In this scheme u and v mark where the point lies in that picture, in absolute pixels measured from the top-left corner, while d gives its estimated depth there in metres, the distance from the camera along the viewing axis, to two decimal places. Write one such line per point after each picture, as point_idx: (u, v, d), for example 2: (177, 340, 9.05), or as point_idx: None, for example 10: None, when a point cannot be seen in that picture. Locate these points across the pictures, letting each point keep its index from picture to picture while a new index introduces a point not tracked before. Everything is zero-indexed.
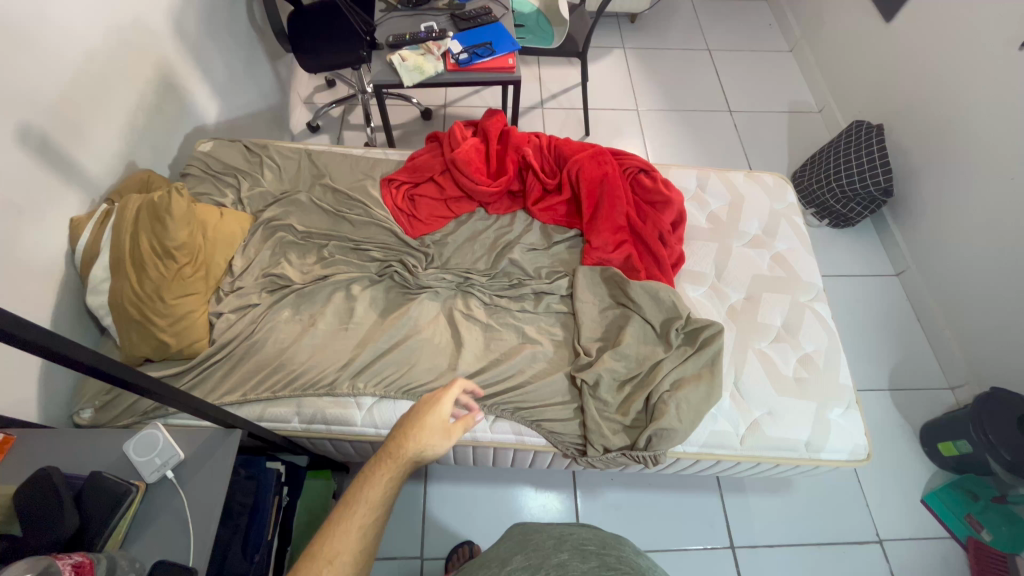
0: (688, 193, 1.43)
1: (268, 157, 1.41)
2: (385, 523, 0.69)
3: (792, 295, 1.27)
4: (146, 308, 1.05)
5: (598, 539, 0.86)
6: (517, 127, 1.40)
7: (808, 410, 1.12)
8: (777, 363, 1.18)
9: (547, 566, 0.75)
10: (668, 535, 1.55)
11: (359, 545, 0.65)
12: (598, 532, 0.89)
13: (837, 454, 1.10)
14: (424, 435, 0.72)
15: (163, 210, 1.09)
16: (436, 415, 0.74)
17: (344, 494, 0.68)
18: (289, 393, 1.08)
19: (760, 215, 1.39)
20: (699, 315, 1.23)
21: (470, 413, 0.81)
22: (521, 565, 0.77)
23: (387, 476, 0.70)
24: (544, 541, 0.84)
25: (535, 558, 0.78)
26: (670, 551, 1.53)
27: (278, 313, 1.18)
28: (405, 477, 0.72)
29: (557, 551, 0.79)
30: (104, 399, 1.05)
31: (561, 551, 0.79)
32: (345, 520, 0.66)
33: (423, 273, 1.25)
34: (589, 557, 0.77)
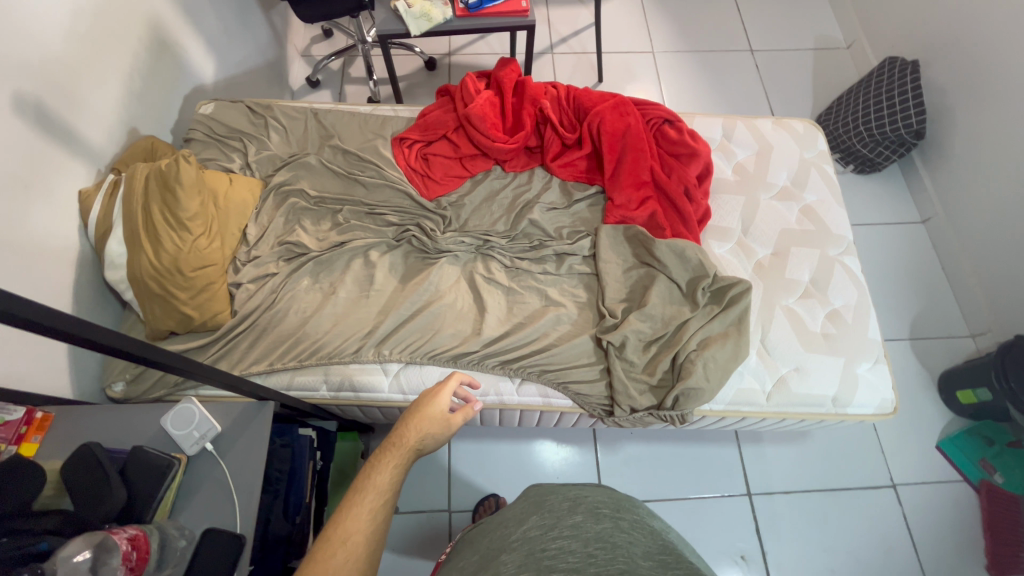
0: (713, 143, 1.36)
1: (273, 118, 1.34)
2: (393, 509, 0.76)
3: (822, 250, 1.23)
4: (165, 281, 1.04)
5: (611, 501, 0.85)
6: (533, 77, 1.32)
7: (836, 366, 1.11)
8: (804, 319, 1.16)
9: (561, 527, 0.74)
10: (686, 485, 1.60)
11: (371, 525, 0.72)
12: (612, 493, 0.89)
13: (863, 409, 1.10)
14: (421, 425, 0.86)
15: (173, 179, 1.06)
16: (433, 407, 0.88)
17: (353, 484, 0.76)
18: (316, 361, 1.08)
19: (789, 164, 1.33)
20: (726, 272, 1.20)
21: (467, 404, 0.96)
22: (535, 526, 0.76)
23: (390, 464, 0.80)
24: (558, 503, 0.82)
25: (549, 519, 0.77)
26: (688, 499, 1.58)
27: (298, 282, 1.17)
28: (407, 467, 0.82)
29: (570, 513, 0.78)
30: (134, 373, 1.05)
31: (575, 513, 0.78)
32: (354, 505, 0.73)
33: (442, 237, 1.22)
34: (603, 519, 0.76)
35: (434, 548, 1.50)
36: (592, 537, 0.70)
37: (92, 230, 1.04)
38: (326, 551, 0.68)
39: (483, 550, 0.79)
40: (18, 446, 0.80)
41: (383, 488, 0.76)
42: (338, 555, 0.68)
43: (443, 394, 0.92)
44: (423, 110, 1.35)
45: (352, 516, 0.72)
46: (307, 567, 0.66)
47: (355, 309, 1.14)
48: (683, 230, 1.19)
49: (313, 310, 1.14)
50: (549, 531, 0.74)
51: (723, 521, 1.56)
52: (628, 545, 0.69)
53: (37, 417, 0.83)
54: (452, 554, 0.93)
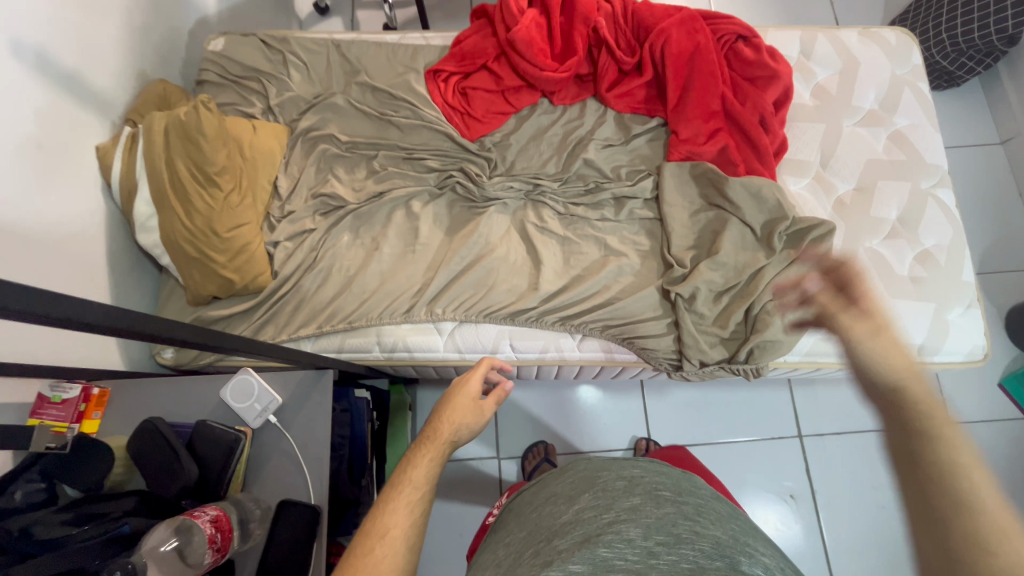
0: (789, 61, 1.19)
1: (290, 52, 1.20)
2: (432, 502, 0.71)
3: (913, 183, 1.10)
4: (201, 243, 0.97)
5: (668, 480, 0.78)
6: None
7: (924, 312, 1.02)
8: (890, 262, 1.06)
9: (617, 510, 0.69)
10: (736, 428, 1.57)
11: (410, 519, 0.67)
12: (663, 470, 0.82)
13: (951, 356, 1.03)
14: (453, 415, 0.81)
15: (194, 129, 0.96)
16: (463, 396, 0.84)
17: (388, 480, 0.72)
18: (365, 323, 1.03)
19: (877, 83, 1.16)
20: (803, 212, 1.09)
21: (500, 388, 0.91)
22: (589, 505, 0.72)
23: (425, 457, 0.75)
24: (613, 481, 0.76)
25: (604, 498, 0.72)
26: (738, 442, 1.56)
27: (338, 240, 1.09)
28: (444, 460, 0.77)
29: (628, 494, 0.73)
30: None
31: (633, 494, 0.73)
32: (392, 499, 0.69)
33: (489, 182, 1.10)
34: (664, 502, 0.71)
35: (486, 493, 1.53)
36: (652, 525, 0.66)
37: (116, 190, 0.96)
38: (365, 547, 0.64)
39: (533, 524, 0.75)
40: (80, 425, 0.77)
41: (420, 482, 0.71)
42: (378, 549, 0.63)
43: (471, 379, 0.87)
44: (458, 35, 1.19)
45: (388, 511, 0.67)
46: (346, 562, 0.62)
47: (401, 266, 1.08)
48: (758, 166, 1.06)
49: (357, 268, 1.07)
50: (604, 513, 0.69)
51: (772, 462, 1.55)
52: (694, 540, 0.64)
53: (94, 394, 0.79)
54: (495, 529, 0.90)
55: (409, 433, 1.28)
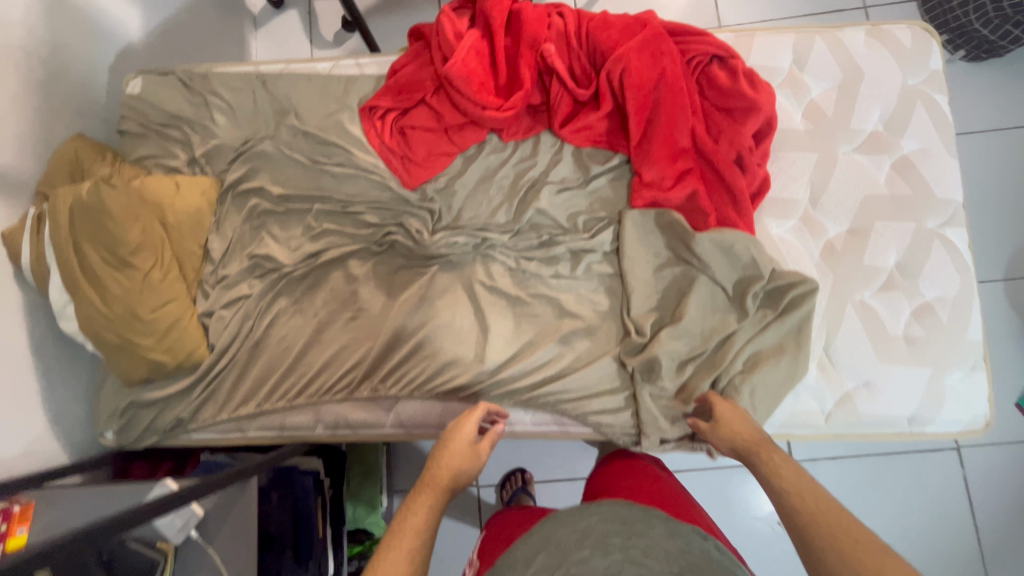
0: (779, 74, 1.01)
1: (211, 93, 1.08)
2: (433, 555, 0.64)
3: (918, 222, 0.95)
4: (122, 329, 0.91)
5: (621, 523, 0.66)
6: (531, 4, 0.97)
7: (918, 378, 0.91)
8: (884, 320, 0.93)
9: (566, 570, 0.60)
10: None
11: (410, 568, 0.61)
12: (619, 515, 0.69)
13: (946, 426, 0.92)
14: (452, 457, 0.76)
15: (100, 210, 0.88)
16: (459, 438, 0.79)
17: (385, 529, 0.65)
18: (305, 400, 0.98)
19: (885, 99, 0.98)
20: (784, 262, 0.96)
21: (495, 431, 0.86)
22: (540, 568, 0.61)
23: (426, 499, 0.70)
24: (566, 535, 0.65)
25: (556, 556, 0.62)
26: None
27: (275, 305, 1.03)
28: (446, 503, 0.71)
29: (578, 547, 0.62)
30: (121, 422, 0.99)
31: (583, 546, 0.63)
32: (390, 547, 0.62)
33: (431, 240, 1.00)
34: (612, 550, 0.62)
35: (465, 521, 1.53)
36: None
37: (30, 275, 0.91)
38: None
39: None
40: None
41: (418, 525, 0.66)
42: None
43: (466, 422, 0.82)
44: (395, 64, 1.05)
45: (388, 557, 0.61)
46: None
47: (340, 332, 1.01)
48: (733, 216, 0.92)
49: (296, 337, 1.01)
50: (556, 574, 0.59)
51: None
52: None
53: None
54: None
55: (380, 477, 1.26)
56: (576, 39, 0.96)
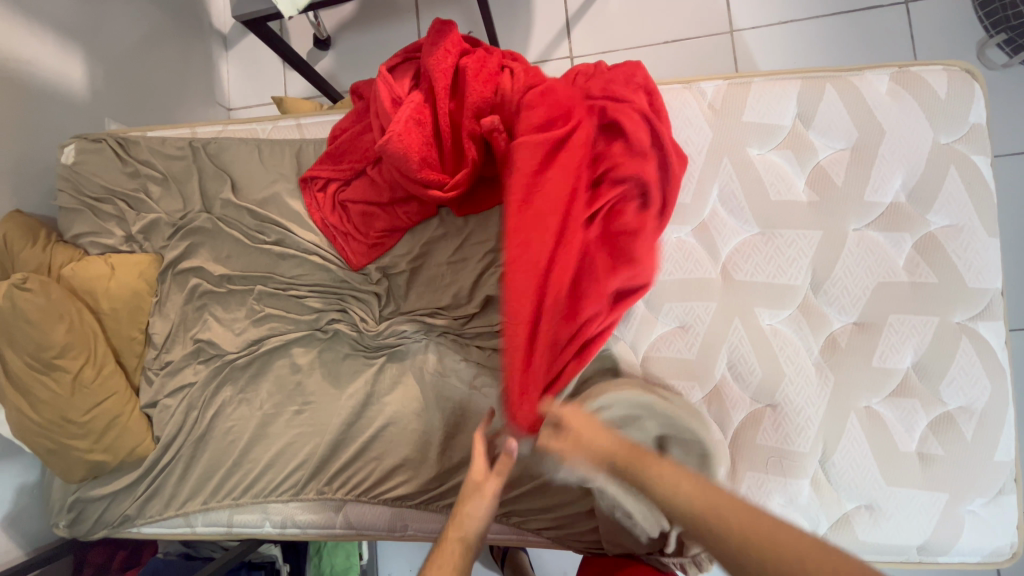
0: (779, 133, 0.84)
1: (147, 162, 1.00)
2: None
3: (941, 316, 0.79)
4: (56, 434, 0.87)
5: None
6: (478, 64, 0.84)
7: (932, 502, 0.78)
8: (893, 432, 0.79)
9: None
10: None
11: None
12: None
13: (964, 556, 0.79)
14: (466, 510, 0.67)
15: (19, 315, 0.84)
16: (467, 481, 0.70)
17: None
18: (250, 500, 0.93)
19: (909, 164, 0.81)
20: (777, 362, 0.82)
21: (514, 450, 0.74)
22: None
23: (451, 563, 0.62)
24: None
25: None
26: None
27: (218, 397, 0.96)
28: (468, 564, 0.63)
29: None
30: (70, 516, 0.95)
31: None
32: None
33: (377, 329, 0.92)
34: None
35: None
36: None
37: None
38: None
39: None
40: None
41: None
42: None
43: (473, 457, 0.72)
44: (335, 129, 0.94)
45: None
46: None
47: (285, 425, 0.94)
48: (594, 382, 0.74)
49: (241, 430, 0.95)
50: None
51: None
52: None
53: None
54: None
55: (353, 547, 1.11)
56: (527, 109, 0.80)
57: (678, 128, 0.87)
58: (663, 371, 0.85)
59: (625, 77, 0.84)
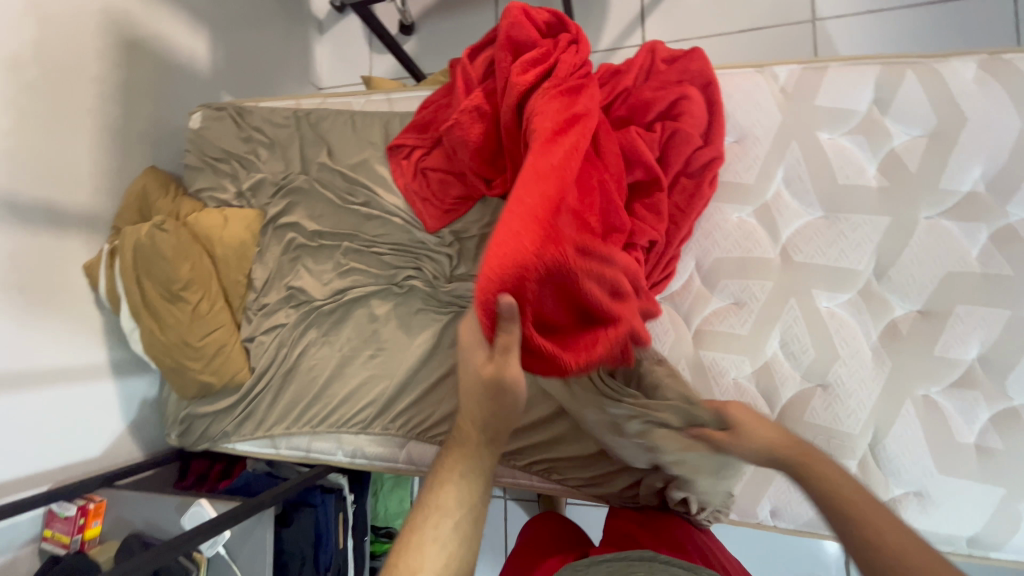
0: (852, 118, 0.85)
1: (258, 129, 1.14)
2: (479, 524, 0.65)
3: (1015, 310, 0.77)
4: (177, 355, 1.03)
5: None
6: (531, 54, 0.88)
7: (987, 497, 0.77)
8: (950, 423, 0.79)
9: None
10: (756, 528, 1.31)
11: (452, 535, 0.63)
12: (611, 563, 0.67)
13: (1018, 556, 0.77)
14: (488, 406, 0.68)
15: (154, 252, 0.99)
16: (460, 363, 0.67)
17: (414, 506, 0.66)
18: (326, 430, 1.05)
19: (992, 153, 0.79)
20: (831, 344, 0.83)
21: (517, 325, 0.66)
22: None
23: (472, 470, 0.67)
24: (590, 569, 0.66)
25: None
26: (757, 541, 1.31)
27: (306, 337, 1.09)
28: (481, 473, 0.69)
29: None
30: (182, 427, 1.12)
31: None
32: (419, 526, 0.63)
33: (445, 288, 1.02)
34: None
35: None
36: None
37: (106, 300, 1.04)
38: None
39: None
40: (84, 533, 0.93)
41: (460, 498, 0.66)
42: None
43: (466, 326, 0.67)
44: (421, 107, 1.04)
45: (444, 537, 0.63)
46: None
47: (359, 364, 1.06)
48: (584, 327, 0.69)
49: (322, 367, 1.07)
50: None
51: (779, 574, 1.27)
52: None
53: (90, 506, 0.94)
54: None
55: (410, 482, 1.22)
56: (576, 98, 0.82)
57: (747, 111, 0.89)
58: (714, 344, 0.88)
59: (680, 69, 0.89)
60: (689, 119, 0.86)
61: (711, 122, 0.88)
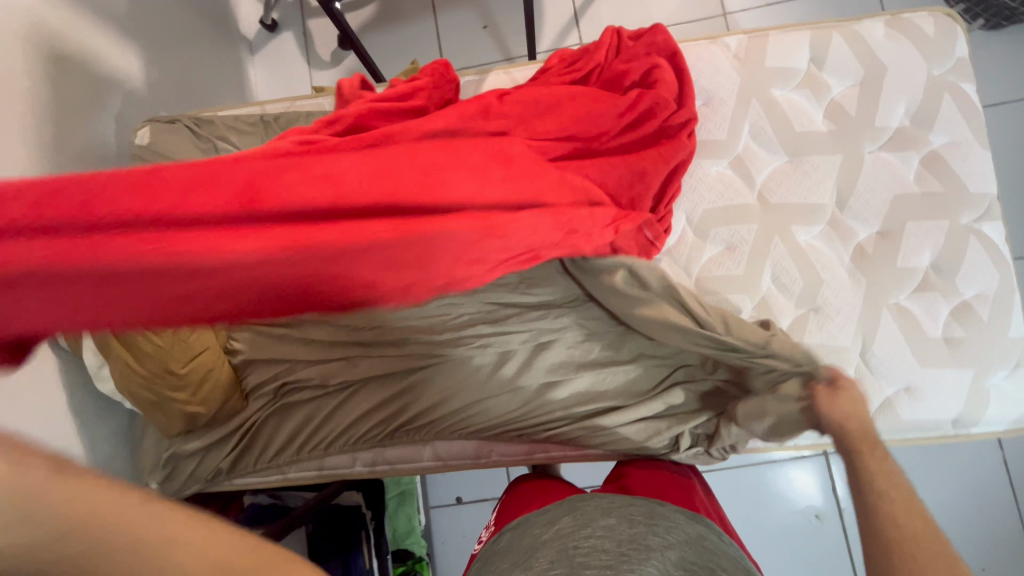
0: (796, 75, 0.97)
1: (221, 138, 1.08)
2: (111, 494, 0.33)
3: (952, 219, 0.92)
4: (159, 386, 0.91)
5: (579, 518, 0.70)
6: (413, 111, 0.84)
7: (960, 380, 0.89)
8: (921, 322, 0.91)
9: (595, 527, 0.68)
10: (750, 468, 1.41)
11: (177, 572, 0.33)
12: (610, 499, 0.75)
13: (991, 426, 0.90)
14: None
15: None
16: None
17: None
18: (339, 447, 0.99)
19: (911, 93, 0.94)
20: (815, 271, 0.93)
21: None
22: (564, 528, 0.69)
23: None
24: (589, 504, 0.73)
25: (578, 519, 0.70)
26: (750, 477, 1.41)
27: (301, 356, 1.00)
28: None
29: (602, 515, 0.70)
30: (164, 472, 1.00)
31: (608, 514, 0.70)
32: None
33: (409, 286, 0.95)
34: (635, 521, 0.69)
35: None
36: (625, 540, 0.65)
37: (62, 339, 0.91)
38: None
39: (517, 542, 0.70)
40: None
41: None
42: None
43: None
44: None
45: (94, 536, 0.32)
46: None
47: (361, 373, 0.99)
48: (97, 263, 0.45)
49: (323, 380, 0.99)
50: (582, 530, 0.68)
51: (774, 502, 1.39)
52: (662, 550, 0.65)
53: None
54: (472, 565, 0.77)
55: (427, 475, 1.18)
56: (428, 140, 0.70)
57: (709, 76, 0.99)
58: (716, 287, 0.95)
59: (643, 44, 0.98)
60: (662, 85, 0.94)
61: (682, 87, 0.96)
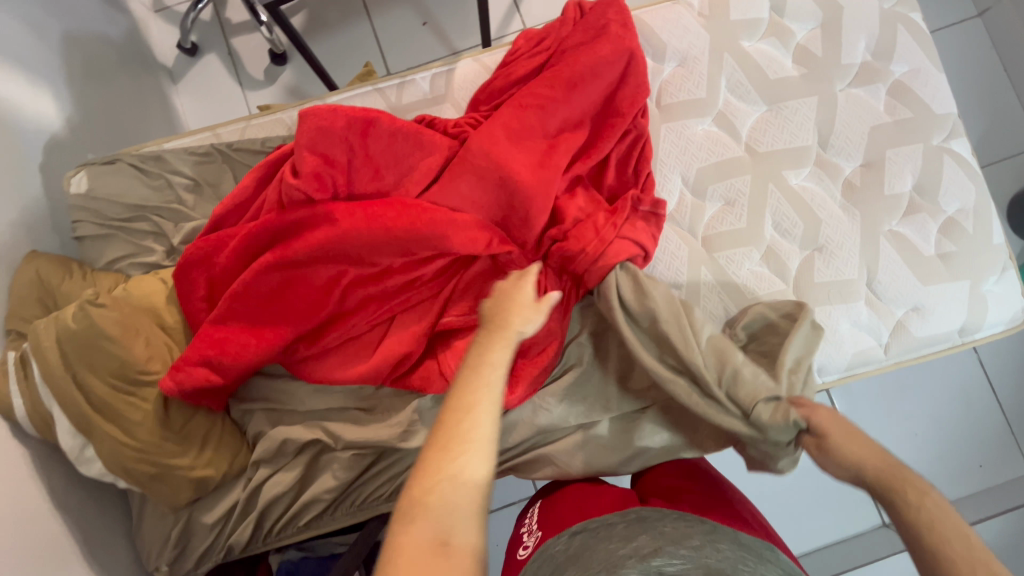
0: (761, 25, 0.99)
1: (173, 172, 0.97)
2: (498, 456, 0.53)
3: (925, 141, 0.97)
4: (155, 455, 0.81)
5: (659, 537, 0.63)
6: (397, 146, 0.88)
7: (959, 291, 0.94)
8: (915, 244, 0.95)
9: (678, 546, 0.60)
10: None
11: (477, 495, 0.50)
12: (687, 520, 0.68)
13: (990, 331, 0.96)
14: (486, 309, 0.66)
15: (97, 336, 0.78)
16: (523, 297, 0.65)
17: (452, 427, 0.53)
18: (370, 500, 0.90)
19: (869, 28, 0.98)
20: (812, 210, 0.96)
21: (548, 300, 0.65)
22: (643, 545, 0.61)
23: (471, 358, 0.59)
24: (668, 526, 0.66)
25: (659, 539, 0.62)
26: None
27: (307, 406, 0.91)
28: (521, 317, 0.63)
29: (685, 537, 0.62)
30: (175, 551, 0.87)
31: (690, 536, 0.63)
32: (452, 452, 0.51)
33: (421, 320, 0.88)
34: (723, 547, 0.61)
35: None
36: (711, 562, 0.56)
37: (29, 426, 0.80)
38: (436, 450, 0.52)
39: (582, 560, 0.62)
40: None
41: (496, 379, 0.56)
42: (446, 474, 0.50)
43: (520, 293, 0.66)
44: (380, 108, 0.98)
45: (468, 475, 0.51)
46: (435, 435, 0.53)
47: (375, 426, 0.89)
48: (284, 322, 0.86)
49: (331, 440, 0.89)
50: (661, 547, 0.60)
51: None
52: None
53: None
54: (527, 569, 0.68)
55: None
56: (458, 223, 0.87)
57: (679, 37, 0.99)
58: (723, 243, 0.96)
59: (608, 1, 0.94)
60: (635, 46, 0.91)
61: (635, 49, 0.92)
